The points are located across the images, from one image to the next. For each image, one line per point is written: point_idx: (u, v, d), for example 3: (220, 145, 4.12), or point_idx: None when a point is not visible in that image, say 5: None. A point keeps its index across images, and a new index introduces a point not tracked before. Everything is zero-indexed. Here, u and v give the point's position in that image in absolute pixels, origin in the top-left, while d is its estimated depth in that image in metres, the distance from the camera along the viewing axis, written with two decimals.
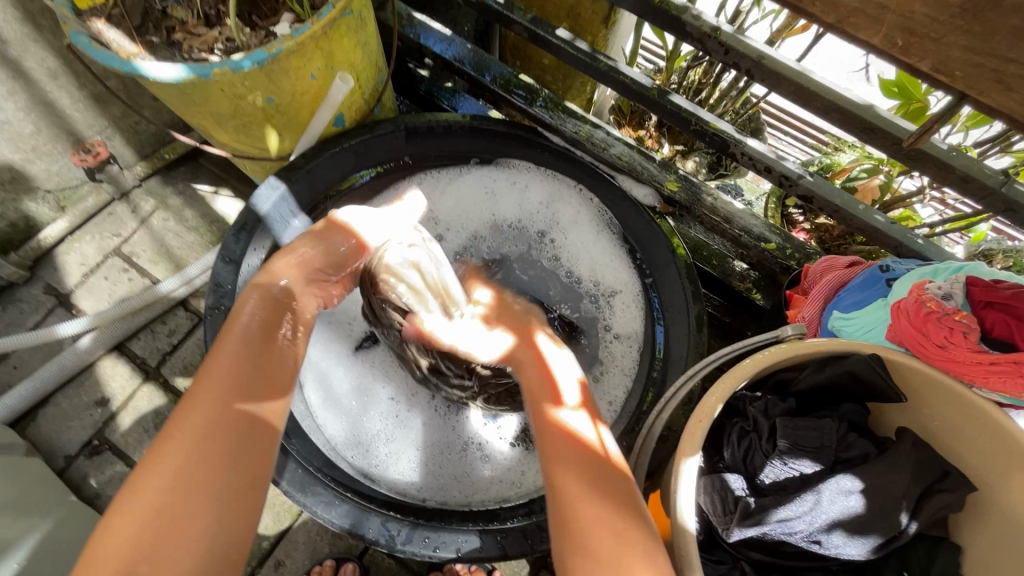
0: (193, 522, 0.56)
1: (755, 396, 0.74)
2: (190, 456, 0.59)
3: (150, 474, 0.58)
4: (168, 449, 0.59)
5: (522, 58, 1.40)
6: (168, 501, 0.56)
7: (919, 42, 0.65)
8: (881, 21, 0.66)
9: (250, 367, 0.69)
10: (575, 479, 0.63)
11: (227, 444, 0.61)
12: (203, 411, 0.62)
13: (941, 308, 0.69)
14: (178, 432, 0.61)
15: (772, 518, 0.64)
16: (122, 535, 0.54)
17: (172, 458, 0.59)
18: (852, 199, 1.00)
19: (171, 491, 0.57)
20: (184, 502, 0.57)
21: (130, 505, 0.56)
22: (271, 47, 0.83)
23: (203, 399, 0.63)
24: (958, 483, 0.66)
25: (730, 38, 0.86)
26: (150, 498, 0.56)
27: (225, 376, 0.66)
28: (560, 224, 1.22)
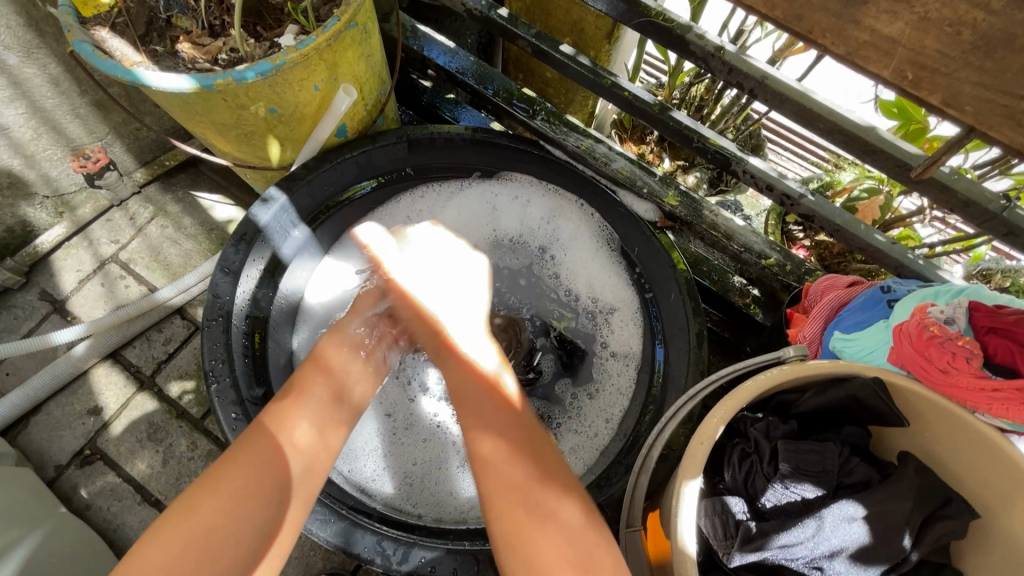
0: (233, 539, 0.64)
1: (756, 417, 0.74)
2: (243, 482, 0.68)
3: (208, 492, 0.67)
4: (224, 472, 0.68)
5: (524, 71, 1.40)
6: (216, 521, 0.65)
7: (929, 77, 0.65)
8: (891, 54, 0.66)
9: (306, 406, 0.77)
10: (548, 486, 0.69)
11: (274, 476, 0.70)
12: (259, 444, 0.71)
13: (944, 333, 0.68)
14: (233, 461, 0.69)
15: (773, 544, 0.63)
16: (177, 538, 0.63)
17: (228, 482, 0.67)
18: (854, 219, 1.00)
19: (221, 515, 0.65)
20: (229, 523, 0.65)
21: (183, 515, 0.64)
22: (275, 59, 0.83)
23: (258, 440, 0.72)
24: (961, 510, 0.65)
25: (733, 58, 0.87)
26: (202, 515, 0.65)
27: (284, 410, 0.76)
28: (560, 240, 1.22)
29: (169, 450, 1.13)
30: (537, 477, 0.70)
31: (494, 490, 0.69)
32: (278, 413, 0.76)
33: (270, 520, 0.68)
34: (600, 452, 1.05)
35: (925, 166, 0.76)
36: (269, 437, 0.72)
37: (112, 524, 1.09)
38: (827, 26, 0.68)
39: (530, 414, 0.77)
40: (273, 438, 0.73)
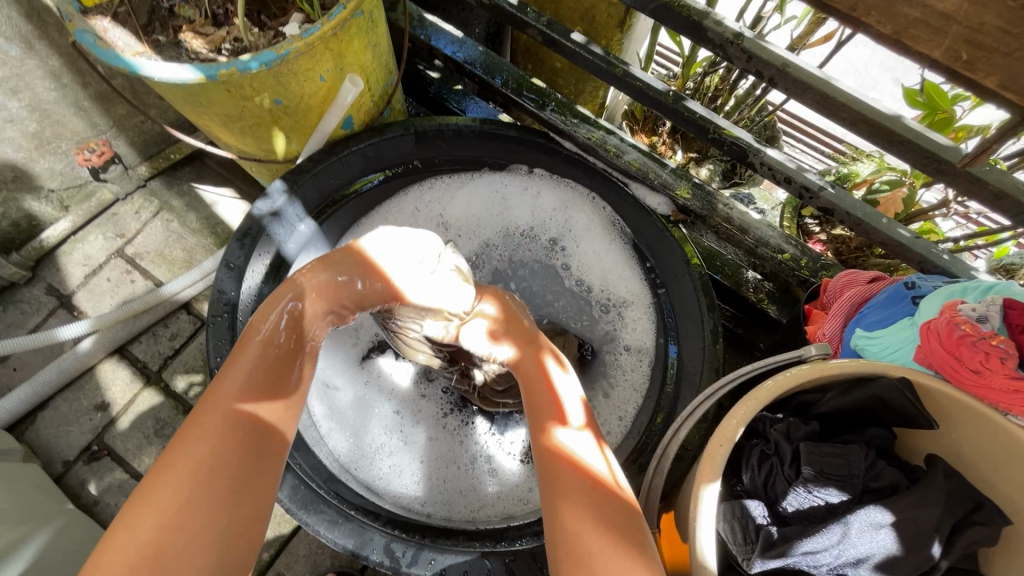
0: (193, 546, 0.57)
1: (776, 417, 0.71)
2: (188, 482, 0.59)
3: (150, 500, 0.58)
4: (167, 476, 0.59)
5: (534, 61, 1.37)
6: (163, 538, 0.56)
7: (986, 56, 0.63)
8: (945, 32, 0.64)
9: (255, 387, 0.68)
10: (573, 503, 0.63)
11: (227, 467, 0.62)
12: (203, 430, 0.63)
13: (977, 332, 0.65)
14: (174, 464, 0.60)
15: (796, 550, 0.61)
16: (121, 563, 0.54)
17: (173, 483, 0.59)
18: (875, 212, 0.97)
19: (166, 528, 0.57)
20: (181, 531, 0.57)
21: (123, 537, 0.56)
22: (280, 48, 0.80)
23: (200, 428, 0.63)
24: (992, 516, 0.63)
25: (753, 45, 0.83)
26: (149, 526, 0.56)
27: (229, 393, 0.66)
28: (572, 231, 1.19)
29: None
30: (557, 493, 0.64)
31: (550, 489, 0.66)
32: (225, 390, 0.67)
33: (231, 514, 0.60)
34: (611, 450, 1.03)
35: (974, 154, 0.72)
36: (216, 421, 0.64)
37: None
38: (873, 3, 0.67)
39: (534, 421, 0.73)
40: (221, 419, 0.64)
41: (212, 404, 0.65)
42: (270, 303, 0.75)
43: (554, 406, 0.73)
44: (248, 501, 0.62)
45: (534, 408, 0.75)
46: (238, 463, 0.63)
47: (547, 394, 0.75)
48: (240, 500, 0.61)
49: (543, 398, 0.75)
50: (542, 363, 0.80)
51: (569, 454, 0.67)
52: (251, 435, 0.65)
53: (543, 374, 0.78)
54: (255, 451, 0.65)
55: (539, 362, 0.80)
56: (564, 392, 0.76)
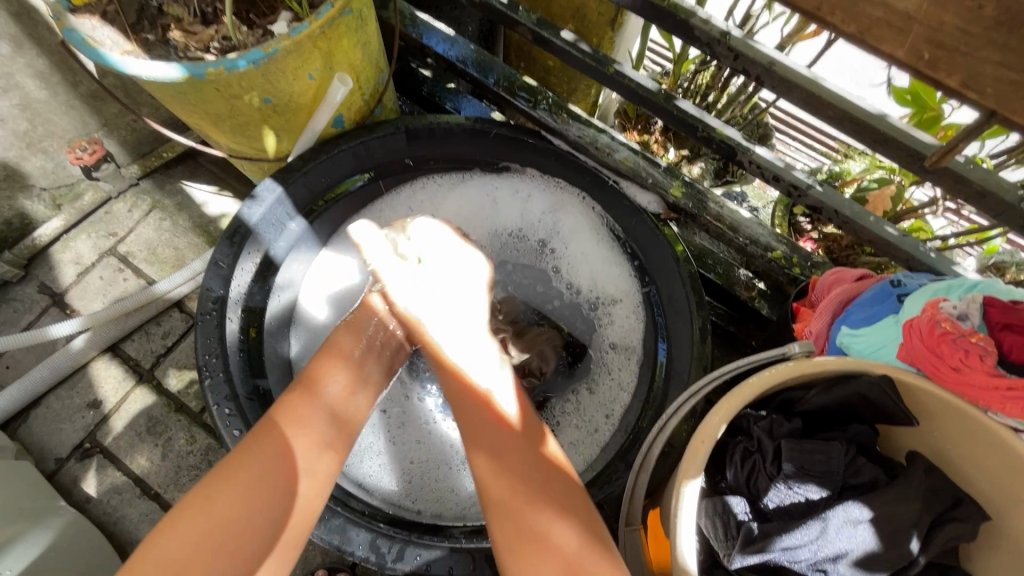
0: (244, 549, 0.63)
1: (760, 414, 0.72)
2: (264, 475, 0.68)
3: (212, 500, 0.65)
4: (243, 466, 0.68)
5: (526, 59, 1.37)
6: (230, 522, 0.64)
7: (948, 57, 0.63)
8: (907, 32, 0.64)
9: (322, 401, 0.77)
10: (541, 502, 0.69)
11: (279, 484, 0.68)
12: (264, 445, 0.70)
13: (957, 329, 0.66)
14: (236, 476, 0.67)
15: (776, 546, 0.61)
16: (196, 532, 0.63)
17: (244, 478, 0.67)
18: (863, 210, 0.97)
19: (235, 510, 0.65)
20: (245, 522, 0.65)
21: (197, 512, 0.64)
22: (267, 47, 0.81)
23: (279, 431, 0.72)
24: (971, 512, 0.63)
25: (739, 43, 0.84)
26: (205, 523, 0.64)
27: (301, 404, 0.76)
28: (560, 233, 1.20)
29: (168, 444, 1.13)
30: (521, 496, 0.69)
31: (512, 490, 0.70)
32: (286, 414, 0.74)
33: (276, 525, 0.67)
34: (600, 448, 1.04)
35: (939, 154, 0.73)
36: (277, 441, 0.71)
37: (111, 518, 1.09)
38: (837, 2, 0.68)
39: (511, 424, 0.76)
40: (280, 437, 0.71)
41: (286, 410, 0.75)
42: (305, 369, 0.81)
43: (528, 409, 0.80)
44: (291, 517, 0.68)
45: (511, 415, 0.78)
46: (294, 476, 0.70)
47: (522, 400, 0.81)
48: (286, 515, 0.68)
49: (520, 401, 0.81)
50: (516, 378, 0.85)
51: (551, 459, 0.74)
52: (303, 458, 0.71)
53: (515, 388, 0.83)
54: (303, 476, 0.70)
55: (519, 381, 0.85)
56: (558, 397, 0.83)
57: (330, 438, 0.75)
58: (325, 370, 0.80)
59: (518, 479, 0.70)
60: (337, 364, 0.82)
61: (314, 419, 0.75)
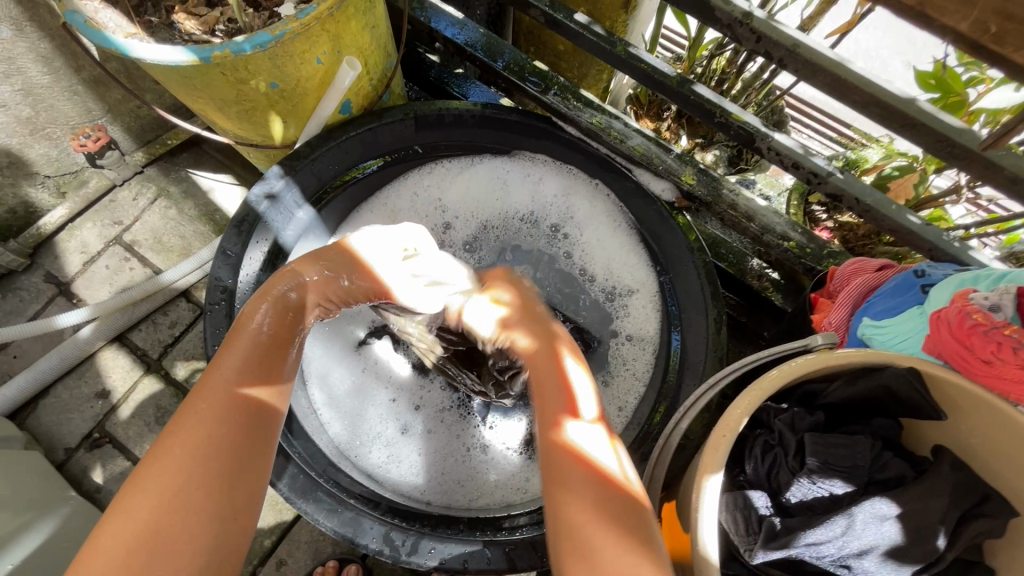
0: (185, 537, 0.56)
1: (780, 407, 0.70)
2: (186, 467, 0.59)
3: (133, 499, 0.57)
4: (160, 463, 0.59)
5: (535, 43, 1.34)
6: (159, 524, 0.56)
7: (1017, 29, 0.61)
8: (973, 3, 0.62)
9: (248, 373, 0.68)
10: (575, 499, 0.61)
11: (217, 458, 0.61)
12: (190, 427, 0.62)
13: (989, 321, 0.64)
14: (152, 474, 0.58)
15: (800, 542, 0.60)
16: (119, 543, 0.55)
17: (162, 474, 0.58)
18: (885, 198, 0.95)
19: (159, 511, 0.57)
20: (177, 520, 0.57)
21: (116, 522, 0.56)
22: (274, 29, 0.77)
23: (193, 415, 0.63)
24: (999, 508, 0.62)
25: (763, 25, 0.81)
26: (135, 519, 0.56)
27: (221, 377, 0.67)
28: (575, 219, 1.17)
29: None
30: (560, 486, 0.63)
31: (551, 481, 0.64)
32: (216, 380, 0.66)
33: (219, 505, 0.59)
34: None
35: (995, 136, 0.69)
36: (203, 421, 0.63)
37: None
38: None
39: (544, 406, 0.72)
40: (209, 413, 0.63)
41: (205, 391, 0.65)
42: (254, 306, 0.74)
43: (567, 399, 0.71)
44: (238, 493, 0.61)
45: (544, 412, 0.71)
46: (223, 460, 0.61)
47: (559, 386, 0.73)
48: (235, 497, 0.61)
49: (553, 389, 0.73)
50: (558, 362, 0.76)
51: (574, 445, 0.65)
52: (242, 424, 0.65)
53: (544, 376, 0.75)
54: (243, 447, 0.64)
55: (559, 362, 0.76)
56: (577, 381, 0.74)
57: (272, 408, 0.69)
58: (253, 328, 0.72)
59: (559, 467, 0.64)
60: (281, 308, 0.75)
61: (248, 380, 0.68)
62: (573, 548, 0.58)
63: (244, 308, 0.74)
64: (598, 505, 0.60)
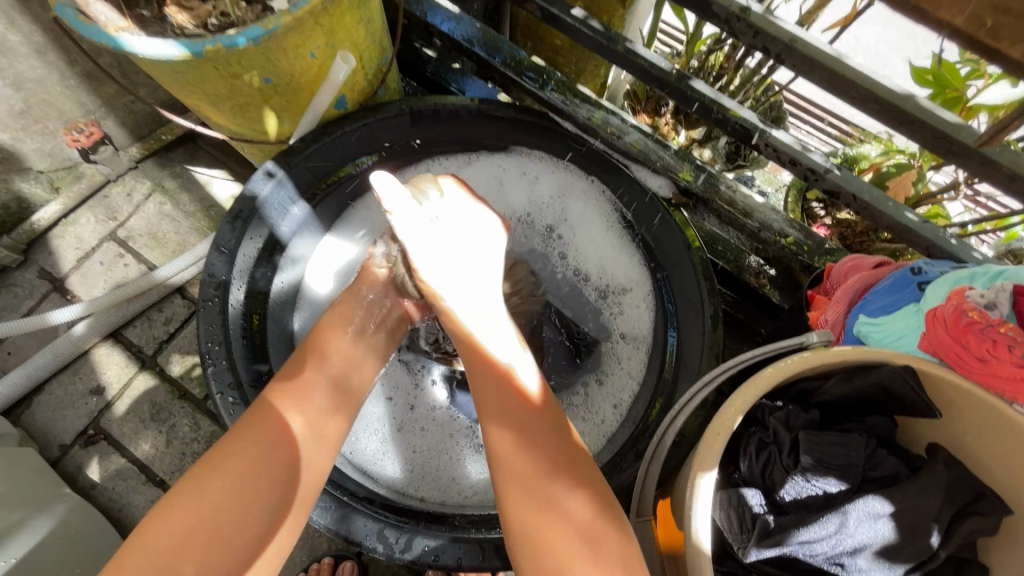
0: (241, 531, 0.62)
1: (775, 405, 0.70)
2: (248, 469, 0.65)
3: (201, 489, 0.63)
4: (229, 459, 0.65)
5: (533, 38, 1.33)
6: (219, 518, 0.61)
7: (1010, 25, 0.61)
8: None
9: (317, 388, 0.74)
10: (554, 482, 0.66)
11: (263, 483, 0.65)
12: (257, 431, 0.68)
13: (984, 319, 0.64)
14: (221, 468, 0.64)
15: (793, 540, 0.60)
16: (183, 529, 0.60)
17: (227, 471, 0.64)
18: (882, 195, 0.94)
19: (222, 503, 0.62)
20: (234, 518, 0.62)
21: (183, 508, 0.61)
22: (267, 23, 0.76)
23: (258, 424, 0.69)
24: (993, 507, 0.62)
25: (760, 19, 0.80)
26: (186, 517, 0.60)
27: (291, 387, 0.73)
28: (569, 221, 1.17)
29: (172, 431, 1.13)
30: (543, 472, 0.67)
31: (531, 464, 0.68)
32: (272, 400, 0.71)
33: (265, 518, 0.64)
34: (607, 438, 1.02)
35: (992, 133, 0.69)
36: (270, 425, 0.69)
37: (117, 504, 1.09)
38: None
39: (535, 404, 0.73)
40: (273, 421, 0.69)
41: (272, 399, 0.71)
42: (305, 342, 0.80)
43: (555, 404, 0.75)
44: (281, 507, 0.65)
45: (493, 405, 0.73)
46: (283, 468, 0.67)
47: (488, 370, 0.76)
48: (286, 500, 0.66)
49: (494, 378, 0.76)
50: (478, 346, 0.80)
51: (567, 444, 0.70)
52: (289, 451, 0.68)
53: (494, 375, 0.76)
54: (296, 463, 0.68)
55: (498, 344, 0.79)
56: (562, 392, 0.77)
57: (332, 420, 0.73)
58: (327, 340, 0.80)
59: (543, 456, 0.68)
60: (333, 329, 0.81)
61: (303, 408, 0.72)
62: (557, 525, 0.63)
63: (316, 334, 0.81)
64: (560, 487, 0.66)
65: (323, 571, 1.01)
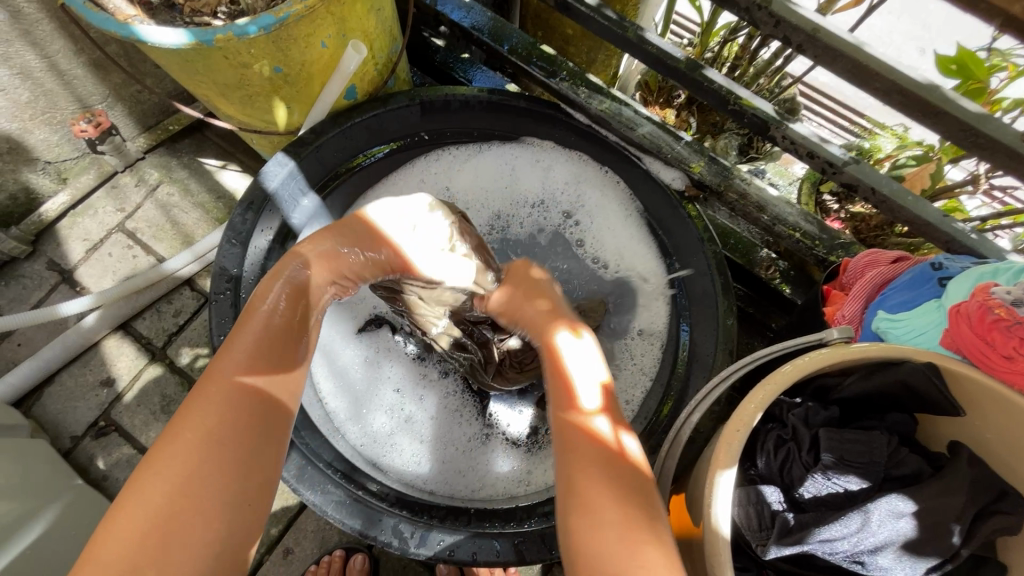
0: (201, 519, 0.55)
1: (794, 401, 0.69)
2: (198, 452, 0.57)
3: (145, 483, 0.55)
4: (174, 446, 0.57)
5: (544, 27, 1.31)
6: (171, 508, 0.54)
7: None
8: None
9: (265, 352, 0.65)
10: (575, 468, 0.61)
11: (218, 467, 0.57)
12: (202, 411, 0.59)
13: (1012, 316, 0.63)
14: (165, 457, 0.56)
15: (813, 538, 0.60)
16: (133, 529, 0.53)
17: (172, 458, 0.56)
18: (901, 189, 0.92)
19: (173, 493, 0.55)
20: (188, 505, 0.55)
21: (129, 508, 0.54)
22: (278, 11, 0.75)
23: (200, 402, 0.60)
24: (1017, 505, 0.61)
25: (782, 8, 0.78)
26: (140, 515, 0.53)
27: (236, 355, 0.63)
28: (585, 206, 1.15)
29: None
30: (565, 459, 0.63)
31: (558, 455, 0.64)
32: (224, 366, 0.62)
33: (231, 502, 0.57)
34: None
35: None
36: (215, 402, 0.60)
37: None
38: None
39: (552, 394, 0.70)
40: (217, 396, 0.60)
41: (214, 372, 0.62)
42: (249, 303, 0.68)
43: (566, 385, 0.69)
44: (254, 481, 0.59)
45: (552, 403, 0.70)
46: (237, 446, 0.59)
47: (555, 372, 0.72)
48: (247, 478, 0.59)
49: (557, 376, 0.71)
50: (550, 339, 0.77)
51: (586, 425, 0.64)
52: (256, 413, 0.62)
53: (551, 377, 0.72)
54: (254, 436, 0.61)
55: (549, 339, 0.77)
56: (574, 368, 0.71)
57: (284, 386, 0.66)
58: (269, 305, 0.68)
59: (563, 442, 0.64)
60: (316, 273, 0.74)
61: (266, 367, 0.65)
62: (577, 514, 0.57)
63: (255, 289, 0.69)
64: (611, 485, 0.58)
65: (334, 564, 1.02)
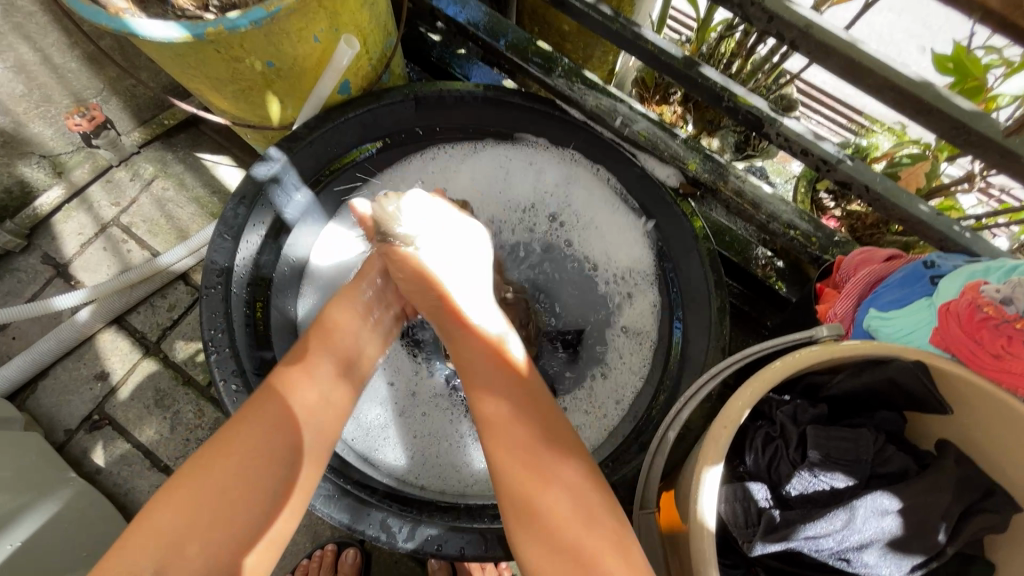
0: (237, 510, 0.60)
1: (782, 399, 0.69)
2: (246, 447, 0.64)
3: (198, 471, 0.61)
4: (226, 441, 0.64)
5: (540, 23, 1.31)
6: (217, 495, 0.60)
7: None
8: None
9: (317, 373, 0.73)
10: (539, 482, 0.64)
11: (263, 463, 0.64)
12: (256, 415, 0.67)
13: (1000, 315, 0.63)
14: (220, 451, 0.63)
15: (798, 535, 0.59)
16: (178, 508, 0.59)
17: (225, 452, 0.63)
18: (896, 186, 0.92)
19: (222, 481, 0.61)
20: (229, 496, 0.61)
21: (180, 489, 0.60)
22: (270, 5, 0.74)
23: (255, 408, 0.67)
24: (1002, 504, 0.61)
25: (775, 4, 0.78)
26: (190, 496, 0.60)
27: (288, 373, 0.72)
28: (572, 207, 1.15)
29: (176, 417, 1.13)
30: (522, 472, 0.65)
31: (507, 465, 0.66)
32: (274, 377, 0.71)
33: (270, 495, 0.63)
34: (608, 433, 1.00)
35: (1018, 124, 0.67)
36: (267, 408, 0.67)
37: (122, 489, 1.10)
38: None
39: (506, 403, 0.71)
40: (270, 403, 0.68)
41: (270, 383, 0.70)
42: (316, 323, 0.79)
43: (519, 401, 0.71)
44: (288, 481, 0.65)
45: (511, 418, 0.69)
46: (277, 447, 0.65)
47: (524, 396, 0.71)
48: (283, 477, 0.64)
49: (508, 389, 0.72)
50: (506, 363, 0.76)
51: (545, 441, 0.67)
52: (290, 430, 0.67)
53: (515, 385, 0.72)
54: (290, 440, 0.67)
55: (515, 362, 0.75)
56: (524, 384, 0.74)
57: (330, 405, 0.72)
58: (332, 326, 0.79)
59: (519, 454, 0.66)
60: (346, 312, 0.81)
61: (308, 386, 0.71)
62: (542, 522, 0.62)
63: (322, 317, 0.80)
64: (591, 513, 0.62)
65: (326, 557, 1.03)
